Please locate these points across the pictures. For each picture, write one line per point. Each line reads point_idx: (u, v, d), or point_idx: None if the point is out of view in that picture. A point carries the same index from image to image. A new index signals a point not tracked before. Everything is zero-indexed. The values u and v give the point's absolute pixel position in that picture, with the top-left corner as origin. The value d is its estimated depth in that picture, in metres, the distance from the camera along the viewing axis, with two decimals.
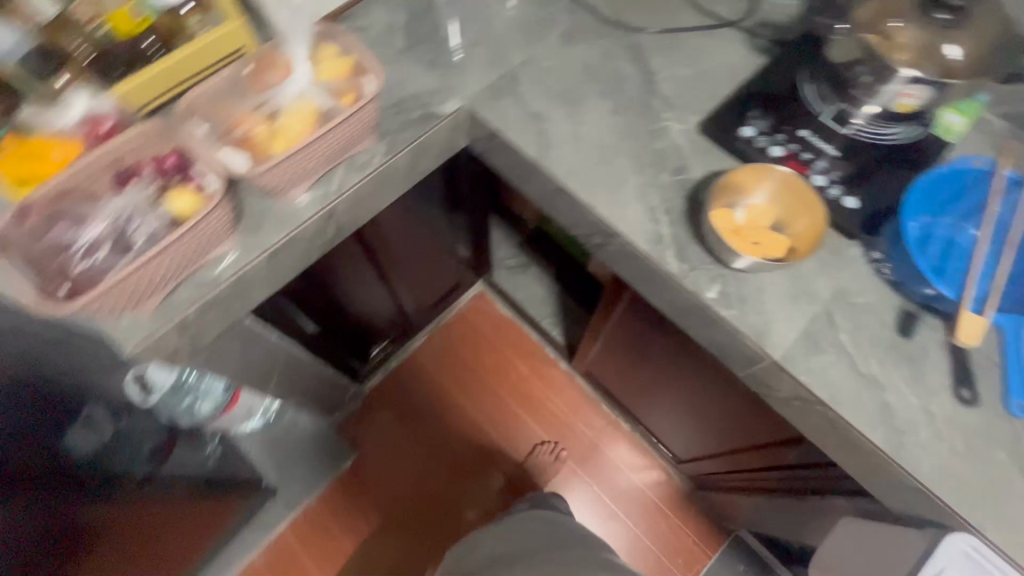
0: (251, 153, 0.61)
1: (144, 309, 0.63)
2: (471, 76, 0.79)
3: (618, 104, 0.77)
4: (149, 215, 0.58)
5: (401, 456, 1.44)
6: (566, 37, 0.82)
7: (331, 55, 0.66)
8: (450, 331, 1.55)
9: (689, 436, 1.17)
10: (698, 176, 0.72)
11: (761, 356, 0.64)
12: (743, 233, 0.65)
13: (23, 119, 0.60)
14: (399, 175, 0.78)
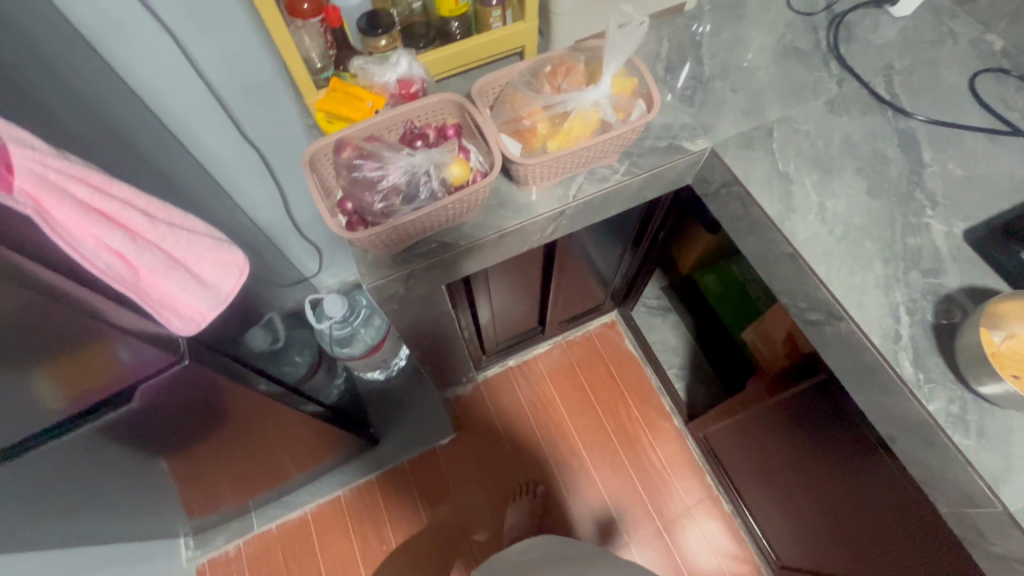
0: (526, 144, 0.66)
1: (388, 252, 0.70)
2: (723, 120, 0.79)
3: (874, 186, 0.73)
4: (434, 175, 0.64)
5: (493, 452, 1.46)
6: (830, 104, 0.80)
7: (621, 72, 0.69)
8: (573, 349, 1.56)
9: (807, 545, 1.08)
10: (954, 284, 0.66)
11: (992, 502, 0.56)
12: (1002, 361, 0.58)
13: (354, 69, 0.70)
14: (626, 195, 0.80)
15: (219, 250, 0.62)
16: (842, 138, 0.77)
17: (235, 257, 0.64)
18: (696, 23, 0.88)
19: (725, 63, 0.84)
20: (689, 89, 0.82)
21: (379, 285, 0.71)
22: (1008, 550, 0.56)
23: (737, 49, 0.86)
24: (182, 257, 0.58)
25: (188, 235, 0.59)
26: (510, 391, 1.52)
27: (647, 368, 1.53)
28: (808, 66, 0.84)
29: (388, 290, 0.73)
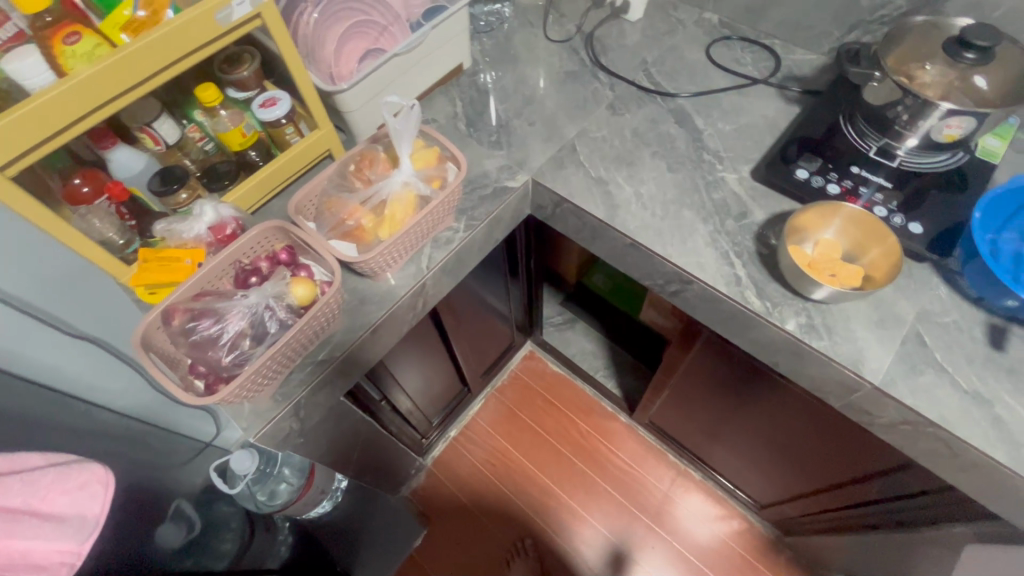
0: (359, 242, 0.69)
1: (263, 396, 0.67)
2: (532, 151, 0.86)
3: (671, 162, 0.83)
4: (278, 305, 0.62)
5: (471, 530, 1.41)
6: (612, 107, 0.91)
7: (420, 146, 0.74)
8: (505, 394, 1.57)
9: (769, 479, 1.15)
10: (761, 218, 0.77)
11: (862, 383, 0.65)
12: (819, 266, 0.68)
13: (159, 233, 0.68)
14: (476, 247, 0.83)
15: (69, 475, 0.53)
16: (633, 132, 0.87)
17: (94, 471, 0.55)
18: (479, 77, 0.96)
19: (515, 102, 0.93)
20: (494, 135, 0.89)
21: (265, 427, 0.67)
22: (891, 416, 0.65)
23: (522, 87, 0.95)
24: (23, 506, 0.49)
25: (21, 476, 0.50)
26: (462, 462, 1.48)
27: (578, 380, 1.57)
28: (582, 82, 0.94)
29: (281, 431, 0.69)
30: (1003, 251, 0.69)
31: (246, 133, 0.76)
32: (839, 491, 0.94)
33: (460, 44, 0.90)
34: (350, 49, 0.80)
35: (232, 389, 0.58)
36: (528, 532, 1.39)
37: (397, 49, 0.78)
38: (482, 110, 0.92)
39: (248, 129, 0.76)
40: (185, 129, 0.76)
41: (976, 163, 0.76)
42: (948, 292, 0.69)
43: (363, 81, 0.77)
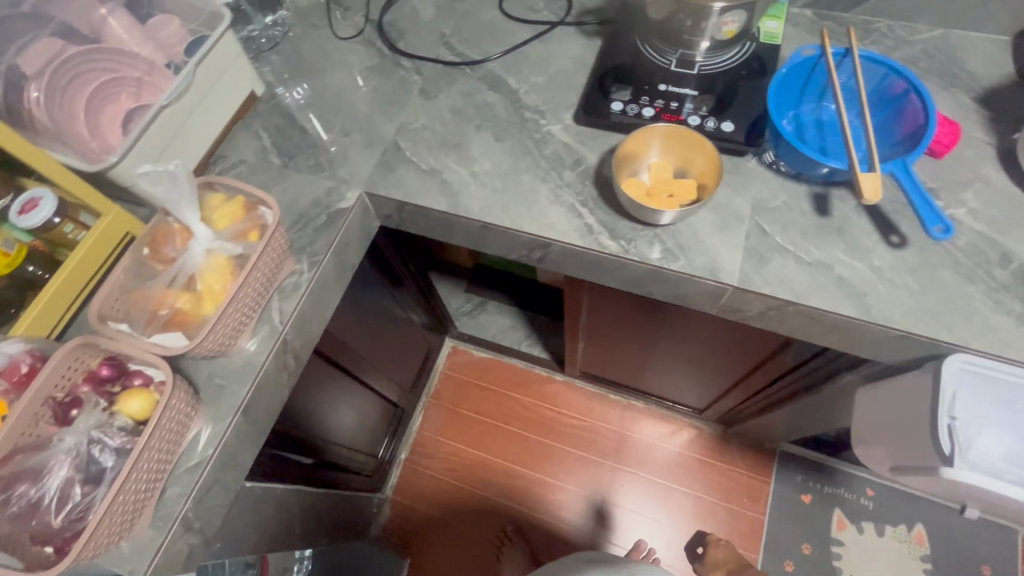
0: (184, 329, 0.53)
1: (138, 528, 0.49)
2: (325, 174, 0.65)
3: (497, 130, 0.66)
4: (106, 435, 0.47)
5: (433, 562, 1.17)
6: (429, 86, 0.70)
7: (218, 202, 0.57)
8: (439, 401, 1.28)
9: (696, 383, 0.97)
10: (595, 161, 0.62)
11: (722, 289, 0.54)
12: (656, 192, 0.58)
13: None
14: (335, 287, 0.65)
15: None
16: (402, 100, 0.70)
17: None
18: (281, 98, 0.71)
19: (304, 106, 0.70)
20: (288, 153, 0.67)
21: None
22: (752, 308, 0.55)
23: (311, 87, 0.71)
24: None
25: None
26: (415, 491, 1.22)
27: (508, 357, 1.30)
28: (383, 55, 0.73)
29: (179, 556, 0.52)
30: (804, 125, 0.62)
31: (10, 251, 0.53)
32: (766, 369, 0.75)
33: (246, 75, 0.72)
34: (109, 114, 0.56)
35: (81, 550, 0.43)
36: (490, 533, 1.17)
37: (161, 99, 0.55)
38: (262, 130, 0.69)
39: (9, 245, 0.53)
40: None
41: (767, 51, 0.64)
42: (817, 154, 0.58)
43: (137, 142, 0.54)
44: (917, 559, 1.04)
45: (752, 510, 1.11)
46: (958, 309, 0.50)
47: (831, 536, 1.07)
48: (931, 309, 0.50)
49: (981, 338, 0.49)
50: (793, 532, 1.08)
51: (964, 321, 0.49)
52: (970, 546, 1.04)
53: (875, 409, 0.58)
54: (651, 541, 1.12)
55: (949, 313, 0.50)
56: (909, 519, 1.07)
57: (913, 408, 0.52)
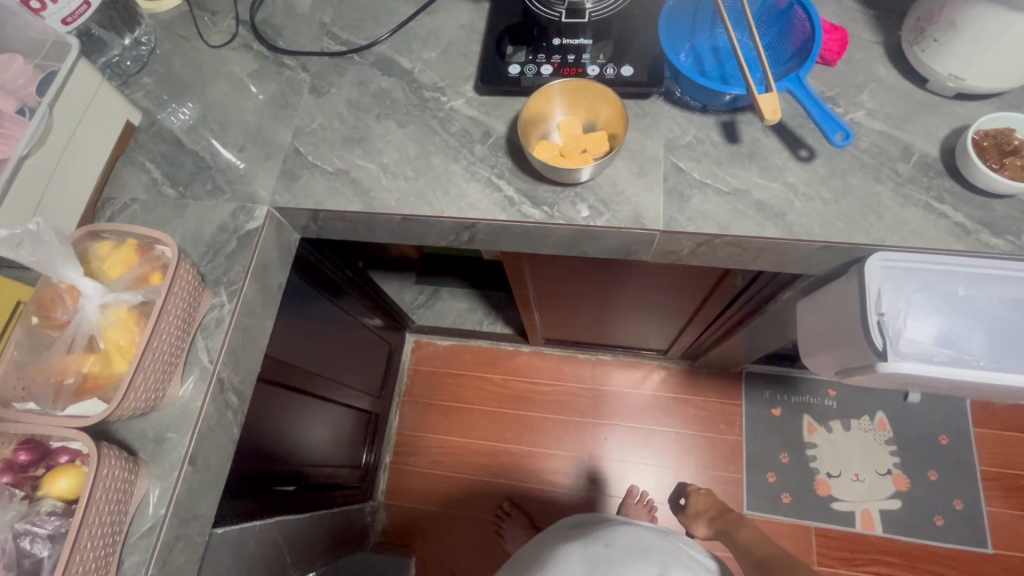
0: (129, 281, 0.54)
1: (170, 396, 0.58)
2: (425, 79, 0.72)
3: (498, 90, 0.68)
4: (86, 322, 0.52)
5: (406, 462, 1.33)
6: (559, 40, 0.68)
7: (108, 250, 0.56)
8: (440, 348, 1.41)
9: (662, 326, 1.10)
10: (504, 130, 0.67)
11: (651, 234, 0.61)
12: (569, 149, 0.63)
13: (29, 345, 0.52)
14: (442, 167, 0.67)
15: None
16: (476, 48, 0.73)
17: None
18: (416, 20, 0.76)
19: (441, 52, 0.74)
20: (415, 97, 0.71)
21: (109, 522, 0.50)
22: (683, 247, 0.63)
23: (440, 34, 0.75)
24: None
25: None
26: (407, 430, 1.35)
27: (584, 354, 1.37)
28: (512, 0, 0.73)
29: (225, 422, 0.61)
30: (700, 53, 0.68)
31: (124, 265, 0.55)
32: (715, 303, 0.90)
33: (404, 6, 0.77)
34: None
35: (125, 401, 0.51)
36: (485, 488, 1.30)
37: None
38: (385, 77, 0.73)
39: (126, 262, 0.55)
40: (52, 285, 0.53)
41: None
42: (765, 170, 0.61)
43: None
44: (880, 442, 1.23)
45: (727, 433, 1.28)
46: (872, 210, 0.58)
47: (803, 441, 1.25)
48: (848, 218, 0.58)
49: (894, 235, 0.57)
50: (769, 443, 1.26)
51: (874, 220, 0.58)
52: (925, 426, 1.24)
53: (813, 314, 0.68)
54: (641, 481, 1.27)
55: (858, 213, 0.58)
56: (868, 410, 1.26)
57: (840, 307, 0.62)
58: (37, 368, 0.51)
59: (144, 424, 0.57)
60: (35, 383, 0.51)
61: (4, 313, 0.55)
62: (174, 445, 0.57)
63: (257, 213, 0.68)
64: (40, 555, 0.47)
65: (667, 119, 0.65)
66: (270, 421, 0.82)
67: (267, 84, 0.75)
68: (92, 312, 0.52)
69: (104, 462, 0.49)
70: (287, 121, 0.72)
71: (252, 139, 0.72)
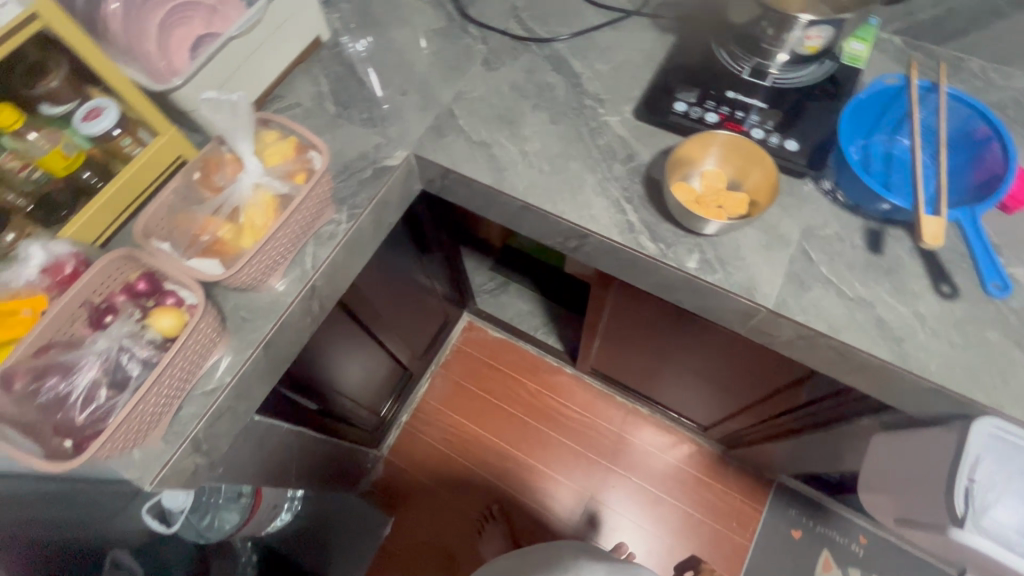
0: (279, 170, 0.59)
1: (267, 287, 0.63)
2: (590, 87, 0.74)
3: (655, 120, 0.69)
4: (235, 193, 0.57)
5: (419, 428, 1.36)
6: (733, 93, 0.68)
7: (272, 138, 0.61)
8: (488, 337, 1.43)
9: (715, 402, 1.06)
10: (648, 159, 0.68)
11: (756, 309, 0.60)
12: (706, 199, 0.62)
13: (181, 199, 0.58)
14: (578, 172, 0.68)
15: None
16: (648, 75, 0.74)
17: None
18: (600, 32, 0.78)
19: (613, 67, 0.75)
20: (574, 101, 0.73)
21: (184, 369, 0.54)
22: (786, 335, 0.60)
23: (618, 51, 0.76)
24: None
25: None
26: (431, 400, 1.38)
27: (621, 398, 1.35)
28: (699, 41, 0.73)
29: (300, 326, 0.66)
30: (871, 154, 0.66)
31: (276, 157, 0.60)
32: (776, 403, 0.87)
33: (594, 15, 0.80)
34: None
35: (241, 270, 0.56)
36: (481, 483, 1.30)
37: None
38: (553, 73, 0.76)
39: (278, 154, 0.60)
40: (219, 155, 0.60)
41: (841, 70, 0.69)
42: (897, 291, 0.58)
43: None
44: None
45: (736, 533, 1.22)
46: (1002, 373, 0.54)
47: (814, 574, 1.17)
48: (971, 369, 0.55)
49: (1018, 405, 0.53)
50: (778, 562, 1.19)
51: (1000, 384, 0.54)
52: None
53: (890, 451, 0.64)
54: (632, 541, 1.23)
55: (985, 369, 0.55)
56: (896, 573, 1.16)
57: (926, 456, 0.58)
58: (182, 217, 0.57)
59: (238, 302, 0.62)
60: (177, 229, 0.57)
61: (163, 161, 0.64)
62: (256, 326, 0.61)
63: (397, 153, 0.72)
64: (130, 373, 0.52)
65: (813, 206, 0.63)
66: (328, 340, 0.87)
67: (445, 44, 0.80)
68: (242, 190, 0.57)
69: (202, 317, 0.54)
70: (451, 82, 0.76)
71: (416, 86, 0.77)
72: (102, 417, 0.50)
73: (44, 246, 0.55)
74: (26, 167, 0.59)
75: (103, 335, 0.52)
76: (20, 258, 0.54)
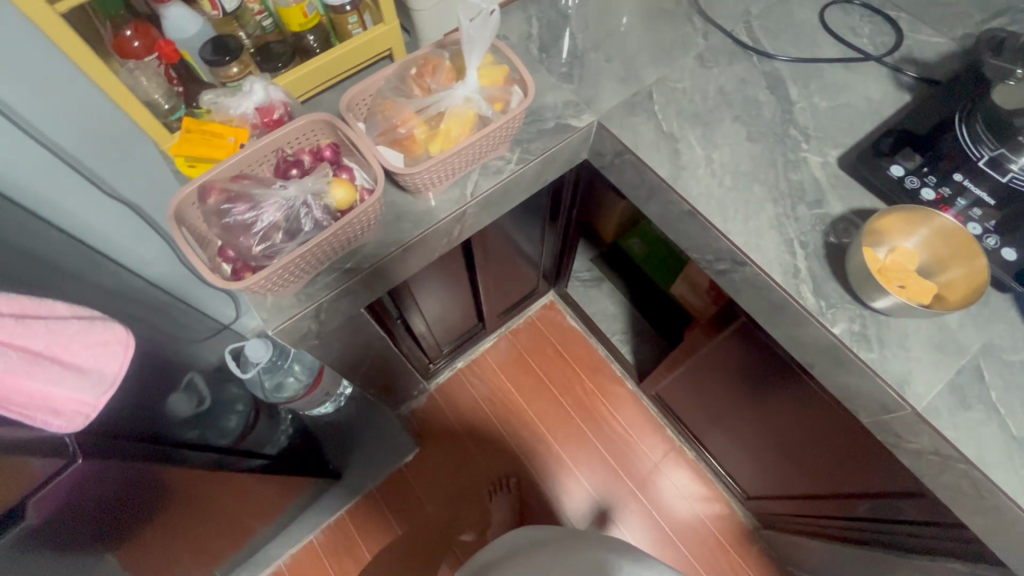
0: (487, 93, 0.60)
1: (425, 197, 0.64)
2: (801, 117, 0.70)
3: (861, 175, 0.64)
4: (443, 100, 0.59)
5: (470, 379, 1.39)
6: (957, 175, 0.61)
7: (488, 62, 0.62)
8: (564, 323, 1.43)
9: (774, 477, 1.01)
10: (837, 212, 0.63)
11: (900, 405, 0.55)
12: (890, 273, 0.57)
13: (393, 86, 0.61)
14: (759, 198, 0.65)
15: (92, 329, 0.49)
16: (867, 126, 0.69)
17: (117, 335, 0.51)
18: (830, 67, 0.73)
19: (832, 106, 0.70)
20: (779, 126, 0.69)
21: (339, 243, 0.57)
22: (921, 444, 0.56)
23: (843, 91, 0.71)
24: (42, 349, 0.45)
25: (48, 322, 0.46)
26: (489, 359, 1.41)
27: (671, 432, 1.32)
28: (942, 108, 0.66)
29: (436, 245, 0.68)
30: None
31: (489, 79, 0.61)
32: (847, 506, 0.81)
33: (830, 47, 0.74)
34: None
35: (422, 172, 0.57)
36: (507, 453, 1.32)
37: None
38: (766, 92, 0.72)
39: (491, 78, 0.61)
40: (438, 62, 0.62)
41: None
42: None
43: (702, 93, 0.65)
44: None
45: None
46: None
47: None
48: None
49: None
50: None
51: None
52: None
53: None
54: None
55: None
56: None
57: None
58: (388, 105, 0.60)
59: (397, 203, 0.64)
60: (381, 113, 0.59)
61: (379, 47, 0.66)
62: (404, 230, 0.63)
63: (583, 116, 0.71)
64: (302, 226, 0.55)
65: (1005, 325, 0.58)
66: (441, 267, 0.89)
67: (665, 27, 0.77)
68: (451, 97, 0.59)
69: (375, 201, 0.56)
70: (659, 66, 0.74)
71: (623, 57, 0.75)
72: (266, 256, 0.54)
73: (264, 85, 0.59)
74: (264, 13, 0.65)
75: (294, 183, 0.55)
76: (243, 90, 0.59)
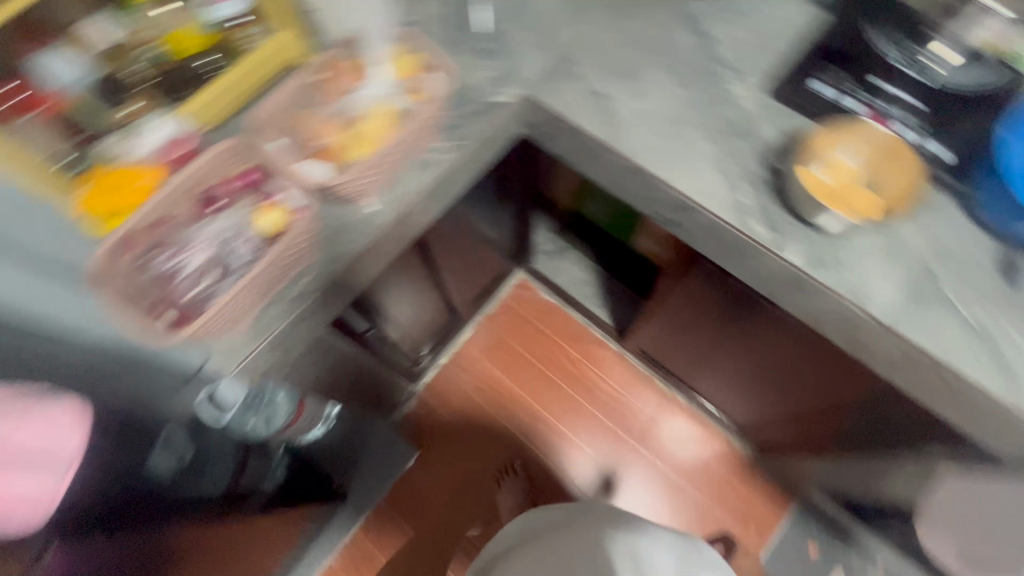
0: (396, 89, 0.63)
1: (364, 204, 0.62)
2: (724, 53, 0.69)
3: (791, 100, 0.65)
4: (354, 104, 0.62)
5: (456, 373, 1.38)
6: (876, 83, 0.63)
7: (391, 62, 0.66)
8: (537, 299, 1.42)
9: (764, 406, 1.04)
10: (774, 141, 0.64)
11: (864, 318, 0.57)
12: (839, 191, 0.57)
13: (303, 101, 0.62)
14: (696, 142, 0.64)
15: (46, 411, 0.50)
16: (789, 49, 0.69)
17: (71, 410, 0.52)
18: None
19: (752, 35, 0.70)
20: (704, 66, 0.68)
21: (279, 271, 0.57)
22: (889, 351, 0.57)
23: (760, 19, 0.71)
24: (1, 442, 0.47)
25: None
26: (471, 349, 1.40)
27: (660, 383, 1.34)
28: (856, 19, 0.66)
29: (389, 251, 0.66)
30: None
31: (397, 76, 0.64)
32: (833, 420, 0.85)
33: None
34: None
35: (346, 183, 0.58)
36: (507, 437, 1.32)
37: None
38: (685, 33, 0.71)
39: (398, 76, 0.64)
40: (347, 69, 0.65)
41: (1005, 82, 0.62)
42: None
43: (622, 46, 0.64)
44: None
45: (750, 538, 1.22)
46: None
47: None
48: None
49: None
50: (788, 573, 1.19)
51: None
52: None
53: None
54: None
55: None
56: None
57: None
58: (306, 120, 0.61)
59: (336, 216, 0.62)
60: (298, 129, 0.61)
61: (278, 61, 0.63)
62: (347, 244, 0.61)
63: (509, 90, 0.69)
64: (236, 256, 0.56)
65: (947, 221, 0.60)
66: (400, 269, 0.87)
67: None
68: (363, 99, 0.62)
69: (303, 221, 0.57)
70: (576, 24, 0.72)
71: (537, 21, 0.73)
72: (205, 293, 0.55)
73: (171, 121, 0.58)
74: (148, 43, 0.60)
75: (222, 215, 0.57)
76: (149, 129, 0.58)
